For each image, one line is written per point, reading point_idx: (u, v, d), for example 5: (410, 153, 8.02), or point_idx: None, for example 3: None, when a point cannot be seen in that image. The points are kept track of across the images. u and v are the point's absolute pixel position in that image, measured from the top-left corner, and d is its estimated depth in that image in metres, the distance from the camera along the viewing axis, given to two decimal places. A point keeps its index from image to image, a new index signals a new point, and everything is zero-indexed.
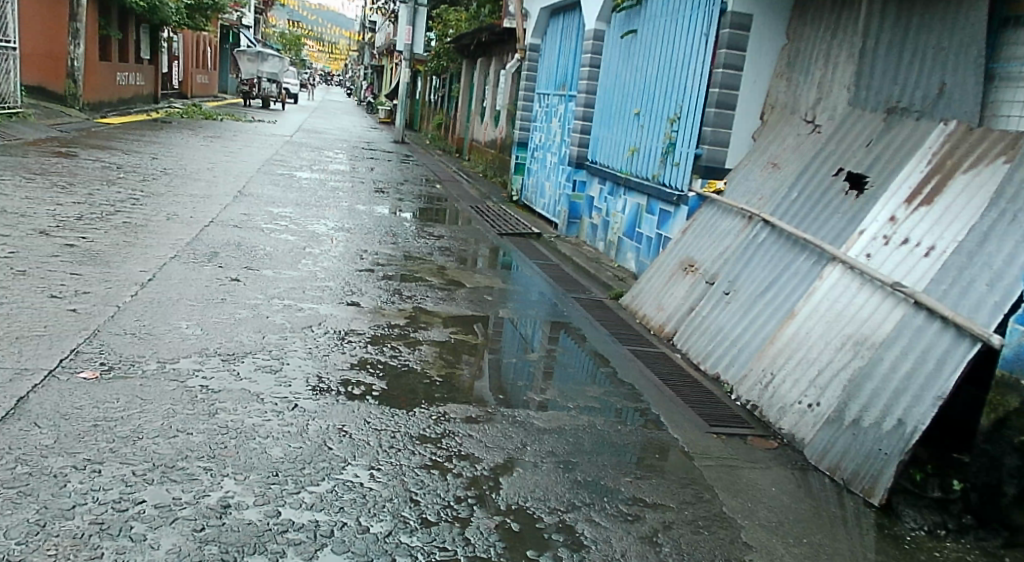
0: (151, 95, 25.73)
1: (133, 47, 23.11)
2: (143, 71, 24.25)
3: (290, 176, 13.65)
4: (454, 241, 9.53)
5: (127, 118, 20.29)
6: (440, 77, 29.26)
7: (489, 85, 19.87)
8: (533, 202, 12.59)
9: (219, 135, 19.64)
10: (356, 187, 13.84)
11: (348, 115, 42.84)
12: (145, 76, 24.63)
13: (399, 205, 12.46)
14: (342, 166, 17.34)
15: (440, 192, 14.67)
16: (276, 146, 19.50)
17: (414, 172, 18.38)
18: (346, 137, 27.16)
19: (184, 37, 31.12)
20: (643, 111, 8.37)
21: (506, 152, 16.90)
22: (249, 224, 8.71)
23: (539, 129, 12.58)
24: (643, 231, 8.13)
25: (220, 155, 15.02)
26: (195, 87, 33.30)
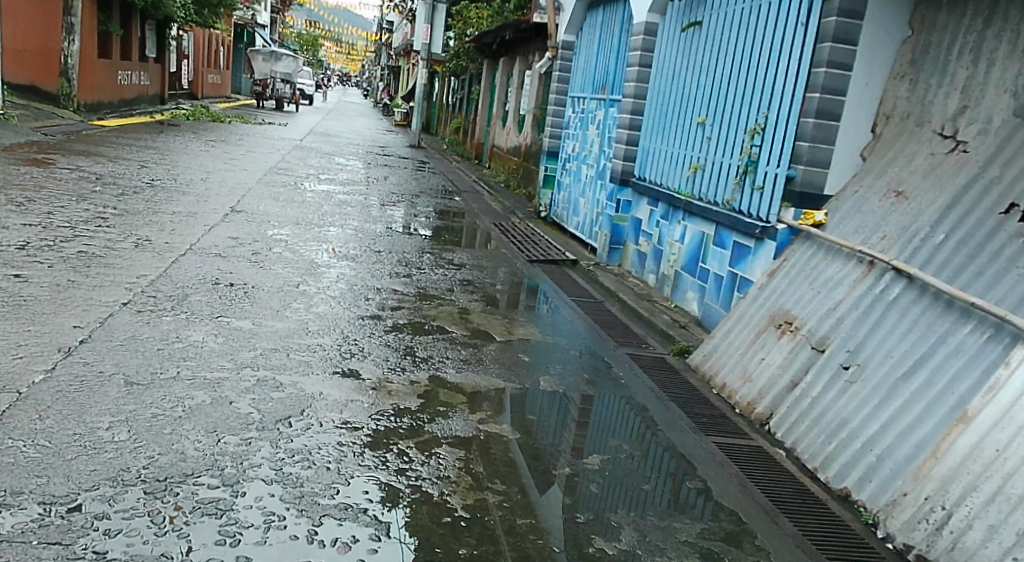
0: (157, 95, 24.34)
1: (137, 45, 21.72)
2: (148, 70, 22.84)
3: (293, 186, 12.27)
4: (477, 271, 8.10)
5: (126, 120, 18.92)
6: (458, 79, 27.95)
7: (512, 87, 18.45)
8: (565, 220, 11.16)
9: (223, 139, 18.31)
10: (366, 200, 12.43)
11: (363, 117, 41.57)
12: (150, 75, 23.20)
13: (414, 222, 11.06)
14: (353, 174, 15.96)
15: (460, 206, 13.26)
16: (283, 150, 18.14)
17: (431, 181, 16.97)
18: (360, 141, 25.83)
19: (195, 35, 29.75)
20: (709, 119, 6.90)
21: (532, 161, 15.48)
22: (236, 249, 7.33)
23: (574, 136, 11.14)
24: (710, 267, 6.68)
25: (217, 161, 13.66)
26: (204, 86, 31.99)
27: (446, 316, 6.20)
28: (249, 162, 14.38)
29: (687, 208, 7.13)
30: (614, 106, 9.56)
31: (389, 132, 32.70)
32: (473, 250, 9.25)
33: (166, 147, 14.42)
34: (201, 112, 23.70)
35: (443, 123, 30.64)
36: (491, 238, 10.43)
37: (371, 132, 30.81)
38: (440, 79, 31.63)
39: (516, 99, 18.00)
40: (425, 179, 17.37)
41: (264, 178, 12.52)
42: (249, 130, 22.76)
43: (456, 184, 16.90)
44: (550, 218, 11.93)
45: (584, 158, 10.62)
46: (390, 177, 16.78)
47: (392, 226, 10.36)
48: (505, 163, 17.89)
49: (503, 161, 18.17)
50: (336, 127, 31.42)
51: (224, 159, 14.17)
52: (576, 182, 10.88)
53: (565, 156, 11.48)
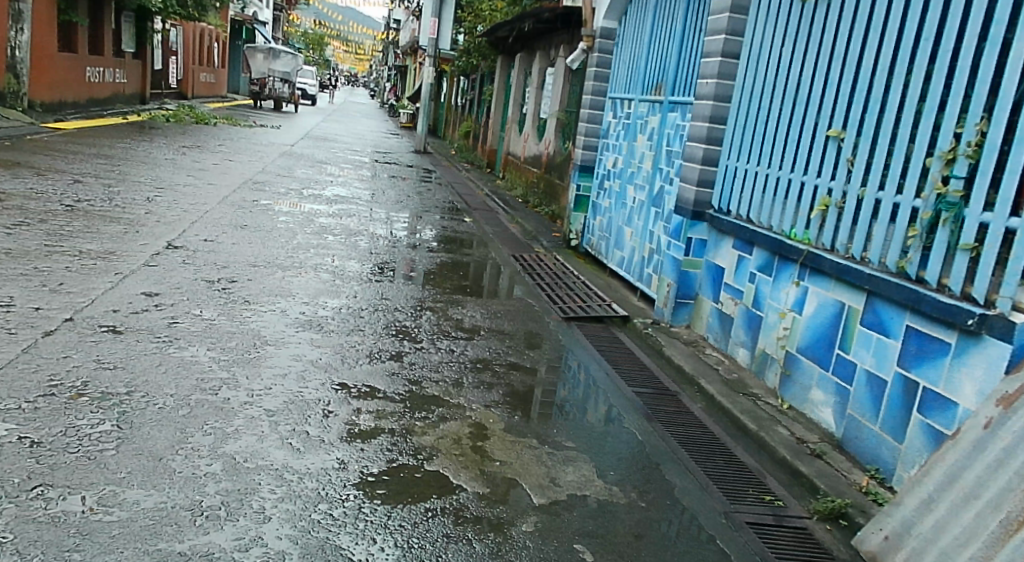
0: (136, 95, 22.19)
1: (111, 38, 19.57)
2: None
3: (264, 206, 9.96)
4: (496, 341, 5.78)
5: (91, 122, 16.73)
6: (468, 78, 25.75)
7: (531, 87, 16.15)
8: (604, 254, 8.89)
9: (199, 145, 16.03)
10: (354, 223, 10.11)
11: (367, 119, 39.47)
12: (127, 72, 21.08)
13: (413, 254, 8.74)
14: (345, 187, 13.67)
15: (471, 230, 10.95)
16: (267, 159, 15.86)
17: (438, 197, 14.64)
18: (361, 146, 23.62)
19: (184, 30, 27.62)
20: (855, 135, 4.63)
21: (557, 176, 13.13)
22: (142, 314, 5.03)
23: (618, 148, 8.84)
24: (858, 360, 4.41)
25: (179, 173, 11.39)
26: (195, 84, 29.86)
27: (451, 452, 3.87)
28: (219, 174, 12.08)
29: (813, 263, 4.85)
30: (680, 111, 7.28)
31: (393, 136, 30.47)
32: (489, 301, 6.93)
33: (121, 154, 12.14)
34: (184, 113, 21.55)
35: (451, 126, 28.33)
36: (513, 281, 8.10)
37: (374, 136, 28.63)
38: (449, 78, 29.29)
39: (536, 102, 15.74)
40: (431, 193, 15.07)
41: (233, 196, 10.22)
42: (236, 134, 20.50)
43: (466, 200, 14.57)
44: (586, 249, 9.64)
45: (632, 176, 8.31)
46: (388, 190, 14.48)
47: (384, 262, 8.06)
48: (523, 176, 15.55)
49: (521, 173, 15.83)
50: (336, 129, 29.27)
51: (189, 170, 11.89)
52: (619, 206, 8.59)
53: (604, 172, 9.19)
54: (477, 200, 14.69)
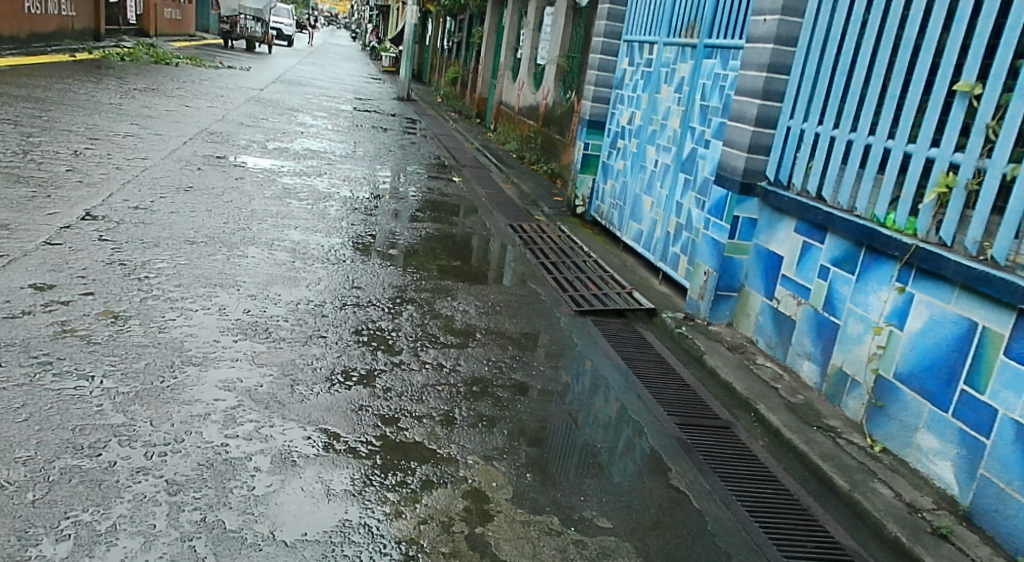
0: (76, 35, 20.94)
1: None
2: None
3: (218, 166, 8.66)
4: (496, 348, 4.56)
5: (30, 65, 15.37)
6: (454, 20, 24.18)
7: (525, 28, 14.70)
8: (620, 227, 7.75)
9: (157, 93, 14.63)
10: (325, 185, 8.83)
11: (347, 62, 37.76)
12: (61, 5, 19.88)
13: (393, 224, 7.47)
14: (318, 140, 12.33)
15: (462, 193, 9.68)
16: (233, 109, 14.47)
17: (423, 151, 13.31)
18: (339, 93, 22.15)
19: None
20: (1001, 90, 3.46)
21: (558, 129, 11.81)
22: (19, 318, 3.77)
23: (637, 102, 7.57)
24: (1004, 403, 3.27)
25: (123, 125, 10.03)
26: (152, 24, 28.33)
27: (437, 554, 2.66)
28: (172, 128, 10.77)
29: (929, 265, 3.67)
30: (719, 58, 5.99)
31: (374, 81, 28.92)
32: (485, 290, 5.69)
33: (60, 106, 10.80)
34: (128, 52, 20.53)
35: (436, 72, 26.77)
36: (512, 261, 6.86)
37: (353, 81, 27.10)
38: (434, 20, 27.64)
39: (534, 48, 14.29)
40: (416, 146, 13.73)
41: (182, 154, 8.93)
42: (203, 81, 19.04)
43: (456, 156, 13.25)
44: (599, 220, 8.42)
45: (658, 135, 7.07)
46: (366, 142, 13.15)
47: (357, 236, 6.81)
48: (519, 129, 14.21)
49: (516, 124, 14.48)
50: (314, 74, 27.70)
51: (138, 123, 10.57)
52: (641, 171, 7.36)
53: (620, 130, 7.93)
54: (468, 156, 13.36)
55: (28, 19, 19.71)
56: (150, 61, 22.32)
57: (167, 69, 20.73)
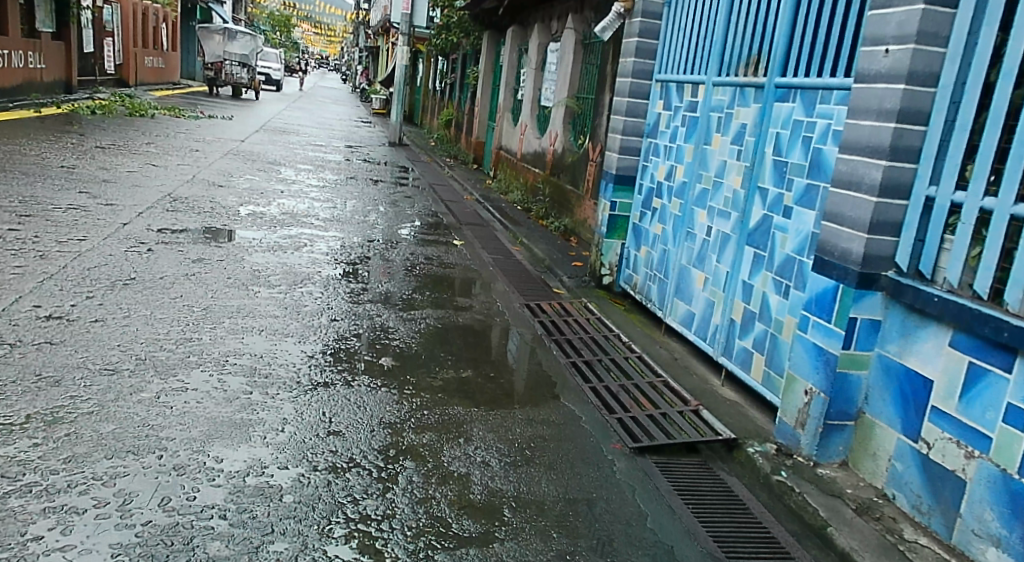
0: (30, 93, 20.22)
1: None
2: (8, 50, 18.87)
3: (174, 248, 7.31)
4: (535, 540, 3.15)
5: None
6: (447, 59, 23.14)
7: (527, 66, 13.43)
8: (661, 306, 6.33)
9: (123, 153, 13.36)
10: (302, 263, 7.46)
11: (337, 105, 36.89)
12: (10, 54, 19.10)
13: (383, 315, 6.08)
14: (298, 200, 11.12)
15: (465, 261, 8.30)
16: (207, 167, 13.18)
17: (418, 205, 11.97)
18: (327, 140, 21.03)
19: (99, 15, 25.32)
20: None
21: (571, 178, 10.45)
22: None
23: (679, 154, 6.23)
24: None
25: (68, 199, 8.88)
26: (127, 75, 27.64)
27: None
28: (130, 198, 9.47)
29: None
30: (800, 101, 4.62)
31: (365, 125, 27.90)
32: (506, 419, 4.27)
33: (1, 179, 9.51)
34: (83, 110, 19.81)
35: (429, 114, 25.58)
36: (536, 361, 5.44)
37: (343, 126, 26.06)
38: (425, 60, 26.66)
39: (538, 88, 13.00)
40: (410, 200, 12.40)
41: (132, 235, 7.59)
42: (179, 134, 17.84)
43: (456, 210, 11.89)
44: (631, 292, 7.02)
45: (710, 195, 5.70)
46: (354, 199, 11.81)
47: (338, 340, 5.42)
48: (524, 177, 12.87)
49: (521, 173, 13.14)
50: (302, 120, 26.70)
51: (89, 193, 9.39)
52: (686, 238, 5.98)
53: (659, 186, 6.59)
54: (469, 210, 12.00)
55: None
56: (124, 113, 21.15)
57: (141, 122, 19.56)
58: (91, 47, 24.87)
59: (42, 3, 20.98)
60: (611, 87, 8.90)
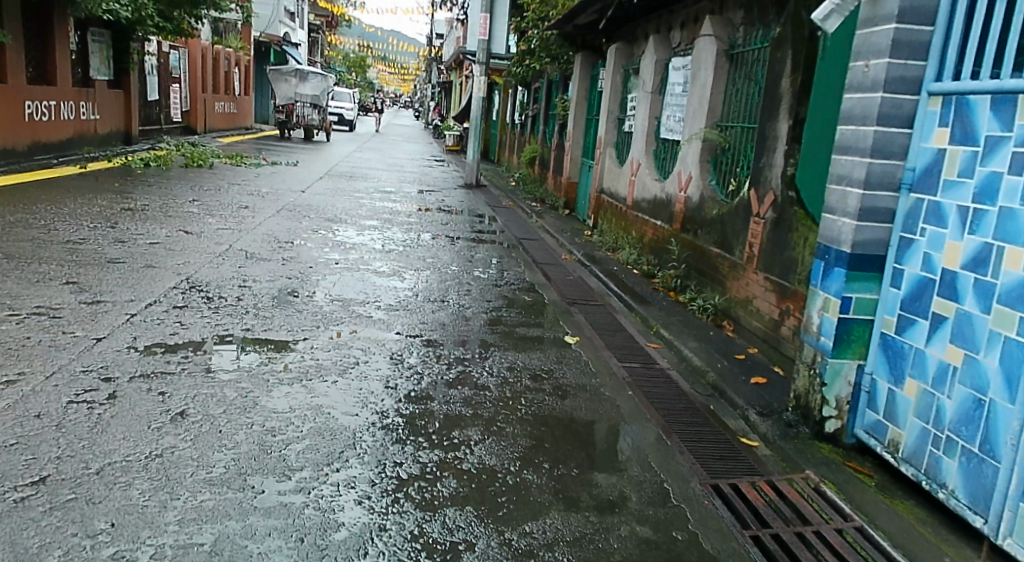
0: (75, 142, 18.42)
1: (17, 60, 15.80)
2: (49, 96, 17.05)
3: (146, 387, 4.68)
4: None
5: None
6: (528, 88, 20.71)
7: (639, 91, 10.79)
8: (975, 508, 3.52)
9: (155, 216, 11.09)
10: (343, 407, 4.71)
11: (409, 144, 34.95)
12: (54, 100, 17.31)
13: (476, 548, 3.27)
14: (355, 273, 8.59)
15: (589, 379, 5.52)
16: (252, 230, 10.79)
17: (507, 274, 9.28)
18: (398, 185, 18.71)
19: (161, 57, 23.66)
20: None
21: (718, 238, 7.65)
22: None
23: (1014, 228, 3.47)
24: None
25: (45, 297, 6.50)
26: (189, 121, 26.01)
27: None
28: (130, 289, 7.03)
29: None
30: None
31: (438, 165, 25.66)
32: None
33: None
34: (134, 164, 17.88)
35: (507, 150, 23.17)
36: None
37: (416, 167, 23.81)
38: (502, 92, 24.31)
39: (655, 116, 10.33)
40: (497, 266, 9.74)
41: (87, 361, 5.01)
42: (233, 187, 15.70)
43: (557, 281, 9.15)
44: (888, 456, 4.10)
45: None
46: (426, 267, 9.19)
47: None
48: (642, 233, 10.10)
49: (637, 226, 10.36)
50: (372, 161, 24.57)
51: (78, 285, 7.01)
52: None
53: (954, 281, 3.75)
54: (572, 280, 9.26)
55: (35, 127, 16.64)
56: (181, 163, 19.24)
57: (194, 174, 17.55)
58: (155, 94, 23.23)
59: (98, 48, 19.25)
60: (794, 112, 6.15)
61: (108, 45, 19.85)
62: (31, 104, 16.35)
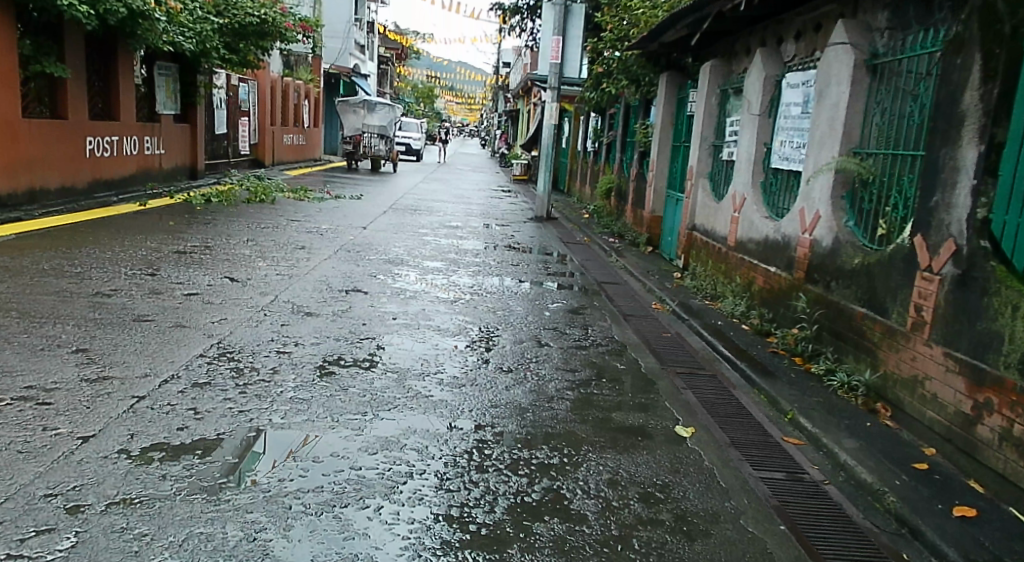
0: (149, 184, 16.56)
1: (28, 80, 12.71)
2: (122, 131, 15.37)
3: (119, 526, 3.53)
4: None
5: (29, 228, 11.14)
6: (603, 114, 19.46)
7: (744, 112, 9.48)
8: None
9: (198, 258, 9.91)
10: (388, 557, 3.50)
11: (476, 173, 33.96)
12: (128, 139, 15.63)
13: None
14: (417, 330, 7.35)
15: (719, 504, 4.21)
16: (304, 276, 9.58)
17: (593, 330, 7.91)
18: (467, 219, 17.47)
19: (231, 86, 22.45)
20: None
21: (863, 295, 6.21)
22: None
23: None
24: None
25: (40, 373, 5.28)
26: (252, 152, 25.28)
27: None
28: (147, 358, 5.79)
29: None
30: None
31: (507, 195, 24.48)
32: None
33: None
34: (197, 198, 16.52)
35: (580, 179, 21.88)
36: None
37: (484, 198, 22.67)
38: (574, 118, 23.08)
39: (765, 142, 8.99)
40: (579, 320, 8.38)
41: (53, 479, 3.86)
42: (291, 223, 14.62)
43: (651, 340, 7.77)
44: None
45: None
46: (499, 324, 7.85)
47: None
48: (751, 281, 8.68)
49: (743, 273, 8.96)
50: (439, 193, 23.55)
51: (88, 353, 5.76)
52: None
53: None
54: (670, 339, 7.87)
55: (97, 164, 14.60)
56: (244, 198, 17.99)
57: (254, 208, 16.61)
58: (222, 127, 21.69)
59: (164, 81, 17.03)
60: (988, 132, 4.77)
61: (175, 78, 17.72)
62: (92, 140, 14.33)
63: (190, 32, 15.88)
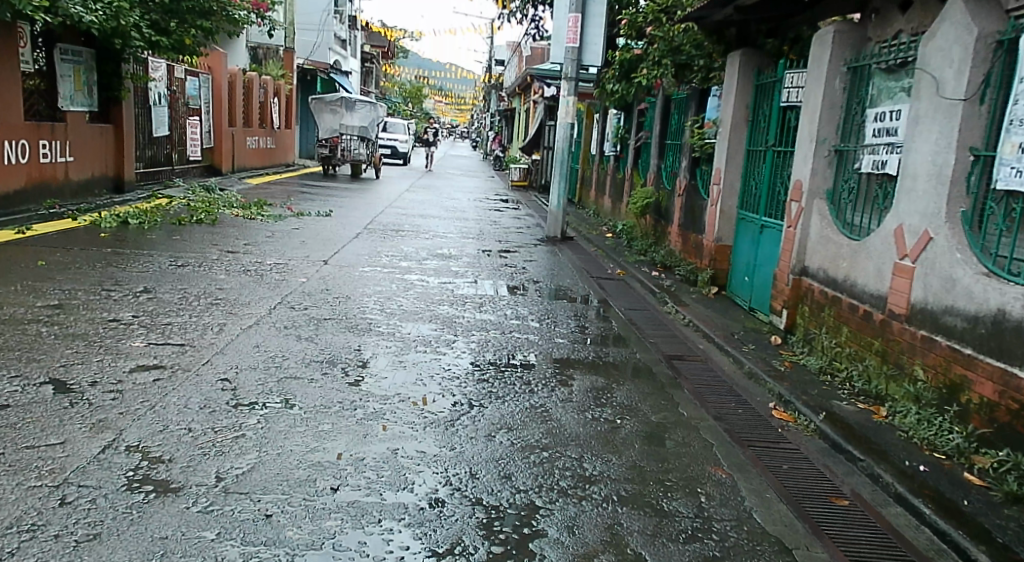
0: (45, 201, 12.68)
1: None
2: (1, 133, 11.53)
3: None
4: None
5: None
6: (628, 109, 15.81)
7: (921, 98, 5.92)
8: None
9: (33, 332, 6.14)
10: None
11: (470, 179, 30.27)
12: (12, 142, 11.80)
13: None
14: (376, 526, 3.69)
15: None
16: (200, 365, 5.82)
17: (712, 504, 4.21)
18: (462, 242, 13.76)
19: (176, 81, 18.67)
20: None
21: None
22: None
23: None
24: None
25: None
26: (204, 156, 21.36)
27: None
28: None
29: None
30: None
31: (508, 207, 20.81)
32: None
33: None
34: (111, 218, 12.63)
35: (596, 189, 18.23)
36: None
37: (481, 212, 18.96)
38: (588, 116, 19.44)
39: (971, 147, 5.43)
40: (675, 466, 4.68)
41: None
42: (227, 255, 10.85)
43: (830, 533, 4.08)
44: None
45: None
46: (533, 500, 4.13)
47: None
48: (972, 393, 5.01)
49: (946, 371, 5.28)
50: (428, 205, 19.85)
51: None
52: None
53: None
54: (861, 526, 4.18)
55: None
56: (180, 215, 14.19)
57: (187, 229, 12.85)
58: (163, 128, 17.89)
59: (71, 70, 13.27)
60: None
61: (91, 68, 13.93)
62: None
63: (96, 4, 12.12)
